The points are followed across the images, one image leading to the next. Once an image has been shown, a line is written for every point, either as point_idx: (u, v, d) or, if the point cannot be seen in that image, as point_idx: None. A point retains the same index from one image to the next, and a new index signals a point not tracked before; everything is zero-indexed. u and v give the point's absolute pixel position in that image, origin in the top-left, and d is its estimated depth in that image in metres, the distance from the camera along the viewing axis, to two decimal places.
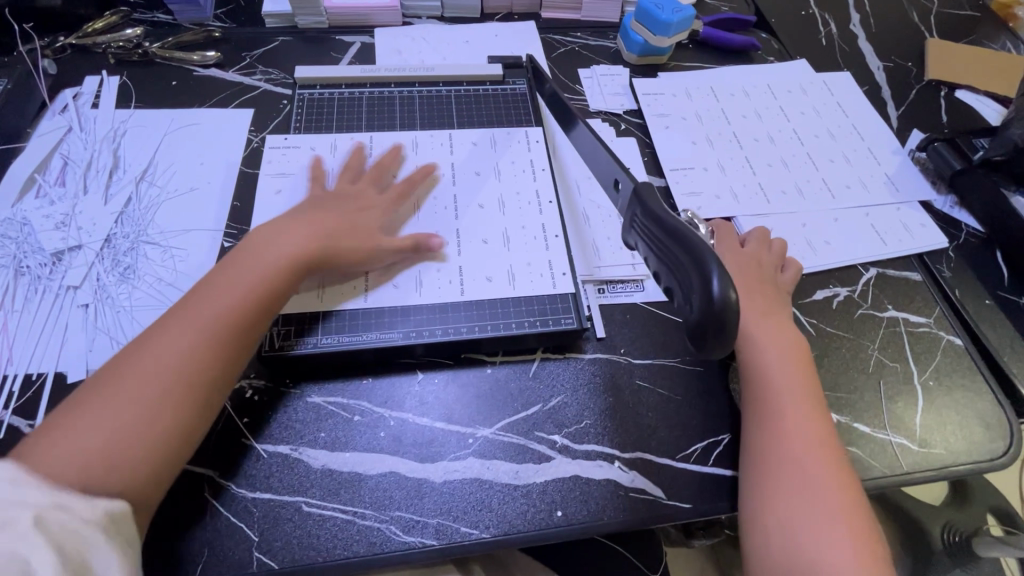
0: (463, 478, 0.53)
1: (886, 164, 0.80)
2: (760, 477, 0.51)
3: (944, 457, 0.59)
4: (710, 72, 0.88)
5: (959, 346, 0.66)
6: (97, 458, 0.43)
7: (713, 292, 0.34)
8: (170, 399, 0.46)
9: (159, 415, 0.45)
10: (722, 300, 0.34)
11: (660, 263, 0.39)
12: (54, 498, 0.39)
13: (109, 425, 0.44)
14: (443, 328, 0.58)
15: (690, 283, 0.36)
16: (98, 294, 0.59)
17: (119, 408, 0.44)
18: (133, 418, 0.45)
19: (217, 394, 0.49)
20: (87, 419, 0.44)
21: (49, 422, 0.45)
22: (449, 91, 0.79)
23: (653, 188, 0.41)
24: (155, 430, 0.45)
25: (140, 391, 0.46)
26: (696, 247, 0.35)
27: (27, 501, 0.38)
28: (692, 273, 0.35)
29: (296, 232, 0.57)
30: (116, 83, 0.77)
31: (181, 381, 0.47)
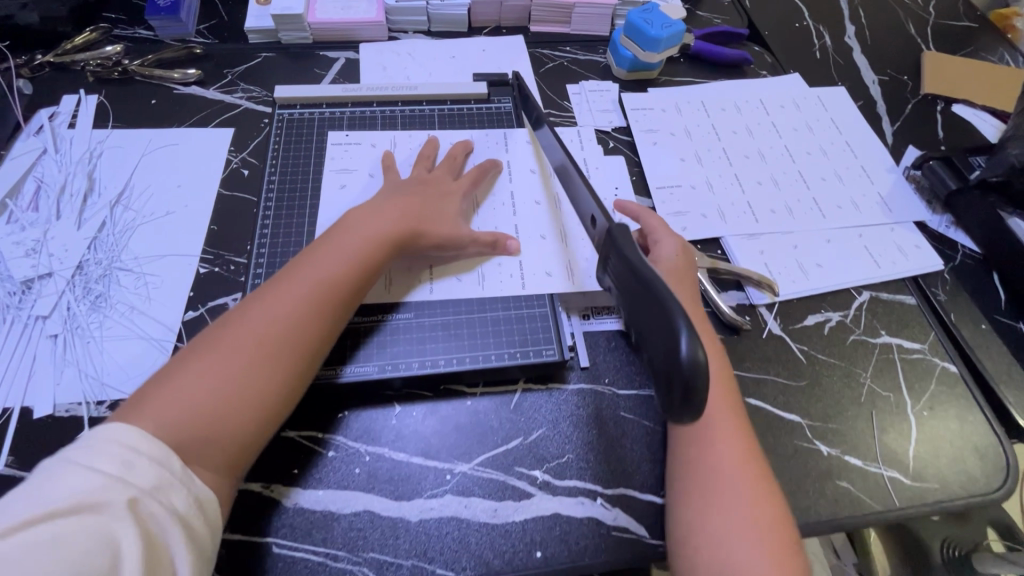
0: (440, 517, 0.51)
1: (879, 183, 0.78)
2: (689, 494, 0.50)
3: (939, 491, 0.57)
4: (701, 87, 0.87)
5: (955, 373, 0.64)
6: (203, 424, 0.45)
7: (681, 353, 0.33)
8: (271, 365, 0.49)
9: (261, 387, 0.48)
10: (690, 362, 0.32)
11: (640, 318, 0.38)
12: (154, 484, 0.40)
13: (216, 392, 0.46)
14: (420, 361, 0.57)
15: (660, 344, 0.34)
16: (67, 324, 0.58)
17: (227, 368, 0.47)
18: (237, 388, 0.47)
19: (310, 368, 0.51)
20: (198, 374, 0.46)
21: (155, 383, 0.46)
22: (432, 110, 0.77)
23: (630, 236, 0.42)
24: (255, 394, 0.47)
25: (246, 353, 0.48)
26: (668, 306, 0.35)
27: (132, 482, 0.39)
28: (661, 334, 0.34)
29: (386, 215, 0.60)
30: (94, 103, 0.75)
31: (283, 348, 0.50)
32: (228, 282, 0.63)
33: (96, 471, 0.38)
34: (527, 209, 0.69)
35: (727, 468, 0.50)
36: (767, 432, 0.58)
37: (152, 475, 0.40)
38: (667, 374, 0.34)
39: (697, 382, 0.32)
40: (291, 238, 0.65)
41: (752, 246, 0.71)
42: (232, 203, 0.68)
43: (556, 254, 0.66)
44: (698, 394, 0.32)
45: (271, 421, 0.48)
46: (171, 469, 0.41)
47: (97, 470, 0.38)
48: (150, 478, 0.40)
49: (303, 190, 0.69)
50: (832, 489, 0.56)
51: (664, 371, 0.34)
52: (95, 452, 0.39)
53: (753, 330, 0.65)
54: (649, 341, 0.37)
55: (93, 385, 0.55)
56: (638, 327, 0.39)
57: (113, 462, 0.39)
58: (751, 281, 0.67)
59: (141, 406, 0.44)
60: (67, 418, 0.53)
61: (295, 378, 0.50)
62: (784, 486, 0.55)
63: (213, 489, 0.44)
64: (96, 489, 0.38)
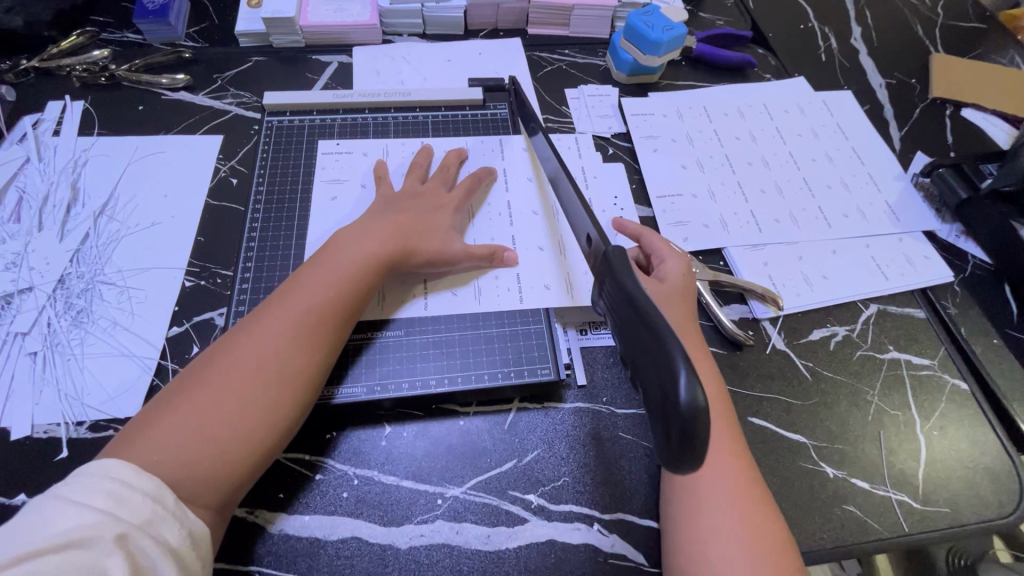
0: (430, 544, 0.49)
1: (887, 191, 0.76)
2: (682, 517, 0.48)
3: (949, 515, 0.55)
4: (702, 91, 0.85)
5: (965, 391, 0.62)
6: (195, 456, 0.43)
7: (678, 395, 0.31)
8: (265, 396, 0.47)
9: (255, 415, 0.46)
10: (689, 405, 0.31)
11: (636, 353, 0.37)
12: (146, 518, 0.38)
13: (210, 424, 0.45)
14: (410, 382, 0.56)
15: (658, 384, 0.33)
16: (47, 341, 0.56)
17: (219, 399, 0.46)
18: (230, 418, 0.45)
19: (306, 396, 0.50)
20: (189, 407, 0.45)
21: (147, 416, 0.45)
22: (426, 116, 0.75)
23: (627, 265, 0.41)
24: (248, 426, 0.46)
25: (239, 383, 0.47)
26: (664, 345, 0.33)
27: (123, 517, 0.38)
28: (659, 372, 0.33)
29: (377, 234, 0.58)
30: (79, 109, 0.74)
31: (277, 378, 0.48)
32: (213, 296, 0.61)
33: (86, 506, 0.37)
34: (524, 219, 0.67)
35: (718, 489, 0.48)
36: (771, 453, 0.56)
37: (144, 509, 0.39)
38: (663, 416, 0.32)
39: (696, 428, 0.31)
40: (280, 250, 0.63)
41: (755, 257, 0.69)
42: (220, 213, 0.66)
43: (554, 267, 0.64)
44: (696, 440, 0.31)
45: (266, 451, 0.47)
46: (164, 503, 0.40)
47: (86, 506, 0.37)
48: (142, 513, 0.38)
49: (293, 200, 0.67)
50: (838, 513, 0.54)
51: (661, 413, 0.33)
52: (85, 487, 0.38)
53: (757, 345, 0.63)
54: (645, 378, 0.35)
55: (72, 405, 0.53)
56: (634, 361, 0.37)
57: (103, 496, 0.38)
58: (754, 294, 0.65)
59: (133, 440, 0.43)
60: (45, 439, 0.51)
61: (290, 404, 0.48)
62: (788, 510, 0.53)
63: (206, 526, 0.43)
64: (85, 524, 0.36)
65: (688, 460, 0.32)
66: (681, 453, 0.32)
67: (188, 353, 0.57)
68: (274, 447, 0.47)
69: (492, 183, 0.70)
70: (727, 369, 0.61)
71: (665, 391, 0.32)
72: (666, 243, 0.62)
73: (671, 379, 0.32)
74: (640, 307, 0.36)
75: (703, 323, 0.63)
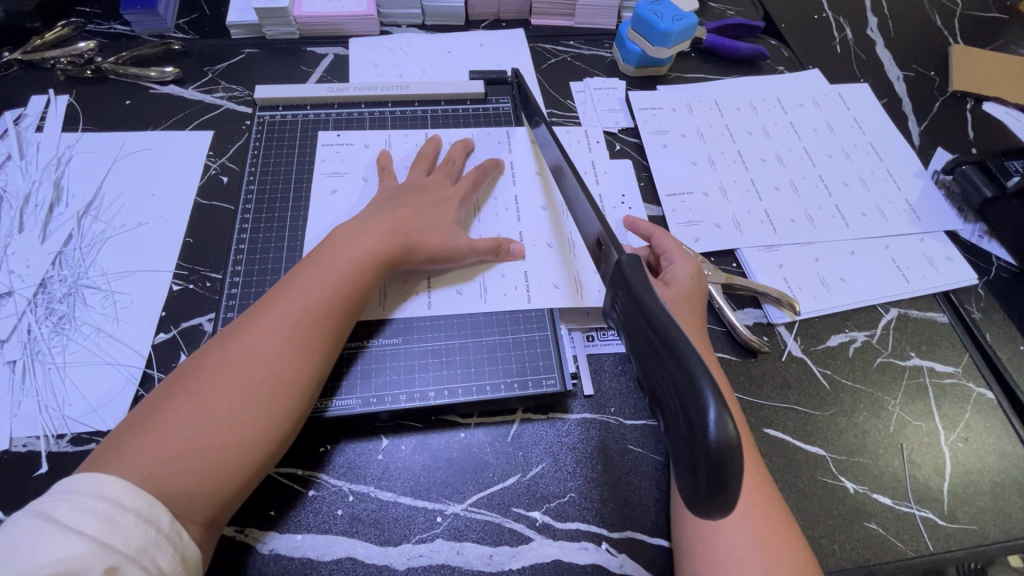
0: (430, 565, 0.47)
1: (907, 189, 0.73)
2: (696, 538, 0.45)
3: (976, 534, 0.52)
4: (714, 84, 0.81)
5: (991, 400, 0.59)
6: (186, 469, 0.40)
7: (709, 427, 0.29)
8: (260, 407, 0.44)
9: (250, 425, 0.43)
10: (719, 441, 0.28)
11: (654, 375, 0.34)
12: (139, 546, 0.36)
13: (201, 437, 0.42)
14: (408, 394, 0.53)
15: (684, 410, 0.30)
16: (27, 349, 0.54)
17: (211, 410, 0.43)
18: (223, 428, 0.42)
19: (304, 406, 0.47)
20: (179, 417, 0.42)
21: (134, 424, 0.42)
22: (425, 110, 0.72)
23: (643, 275, 0.38)
24: (243, 440, 0.43)
25: (232, 393, 0.44)
26: (692, 369, 0.31)
27: (115, 546, 0.35)
28: (683, 401, 0.30)
29: (375, 230, 0.55)
30: (64, 104, 0.70)
31: (274, 387, 0.45)
32: (202, 300, 0.58)
33: (76, 533, 0.35)
34: (531, 215, 0.64)
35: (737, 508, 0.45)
36: (788, 467, 0.53)
37: (138, 536, 0.36)
38: (689, 448, 0.30)
39: (728, 467, 0.28)
40: (272, 252, 0.60)
41: (770, 259, 0.65)
42: (209, 213, 0.63)
43: (560, 266, 0.61)
44: (728, 482, 0.29)
45: (262, 463, 0.44)
46: (157, 525, 0.37)
47: (76, 532, 0.35)
48: (135, 540, 0.36)
49: (285, 199, 0.64)
50: (860, 531, 0.51)
51: (686, 444, 0.30)
52: (76, 509, 0.36)
53: (772, 352, 0.60)
54: (667, 405, 0.33)
55: (53, 417, 0.50)
56: (653, 384, 0.35)
57: (94, 522, 0.36)
58: (769, 297, 0.62)
59: (120, 449, 0.40)
60: (24, 453, 0.49)
61: (287, 412, 0.45)
62: (806, 528, 0.51)
63: (198, 546, 0.40)
64: (75, 555, 0.34)
65: (719, 503, 0.29)
66: (710, 494, 0.29)
67: (175, 361, 0.54)
68: (271, 458, 0.45)
69: (499, 174, 0.67)
70: (741, 377, 0.58)
71: (691, 423, 0.30)
72: (678, 245, 0.59)
73: (699, 410, 0.29)
74: (659, 326, 0.34)
75: (715, 328, 0.60)
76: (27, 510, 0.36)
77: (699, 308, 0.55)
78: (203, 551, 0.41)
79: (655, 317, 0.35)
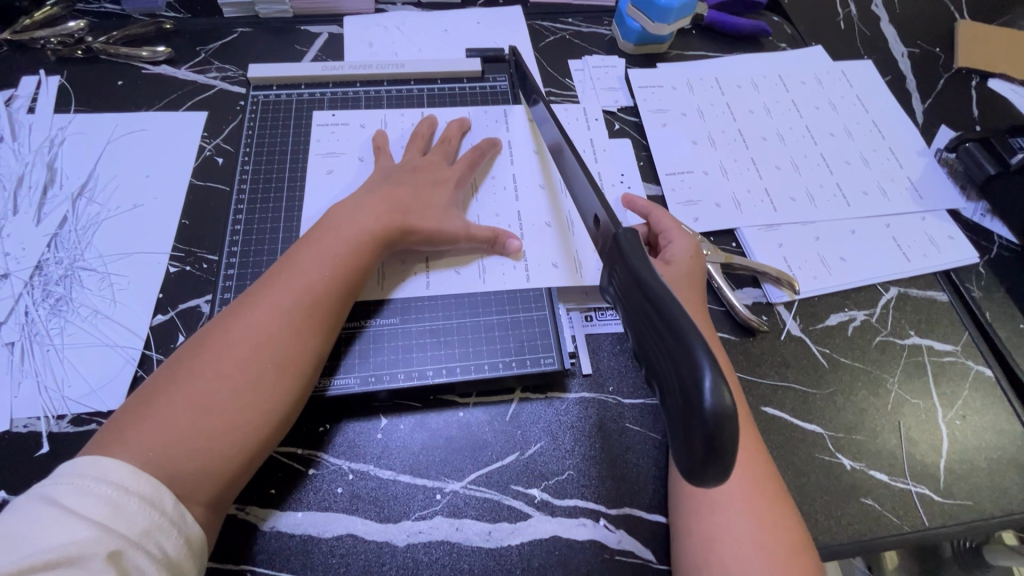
0: (429, 541, 0.47)
1: (909, 168, 0.72)
2: (692, 513, 0.45)
3: (971, 511, 0.52)
4: (715, 62, 0.80)
5: (989, 378, 0.59)
6: (188, 449, 0.40)
7: (705, 396, 0.29)
8: (260, 387, 0.44)
9: (250, 403, 0.43)
10: (715, 410, 0.28)
11: (651, 348, 0.34)
12: (143, 529, 0.36)
13: (203, 416, 0.42)
14: (406, 373, 0.53)
15: (679, 382, 0.30)
16: (25, 331, 0.54)
17: (211, 389, 0.43)
18: (224, 407, 0.43)
19: (305, 385, 0.47)
20: (179, 398, 0.42)
21: (136, 407, 0.42)
22: (421, 89, 0.71)
23: (641, 249, 0.38)
24: (243, 418, 0.43)
25: (232, 373, 0.44)
26: (688, 340, 0.30)
27: (118, 530, 0.35)
28: (679, 371, 0.30)
29: (372, 210, 0.55)
30: (55, 85, 0.69)
31: (273, 366, 0.45)
32: (199, 282, 0.58)
33: (79, 517, 0.35)
34: (529, 194, 0.64)
35: (734, 484, 0.45)
36: (786, 444, 0.53)
37: (141, 519, 0.36)
38: (686, 420, 0.30)
39: (724, 436, 0.28)
40: (268, 233, 0.60)
41: (770, 238, 0.65)
42: (204, 194, 0.63)
43: (557, 245, 0.60)
44: (724, 451, 0.29)
45: (264, 441, 0.44)
46: (160, 508, 0.38)
47: (77, 517, 0.35)
48: (138, 523, 0.36)
49: (281, 180, 0.63)
50: (857, 507, 0.51)
51: (682, 416, 0.30)
52: (78, 493, 0.36)
53: (771, 331, 0.60)
54: (663, 376, 0.33)
55: (52, 397, 0.51)
56: (649, 357, 0.35)
57: (97, 505, 0.36)
58: (768, 277, 0.61)
59: (122, 431, 0.40)
60: (24, 434, 0.49)
61: (288, 391, 0.45)
62: (803, 505, 0.51)
63: (201, 526, 0.41)
64: (78, 540, 0.34)
65: (715, 473, 0.30)
66: (707, 464, 0.29)
67: (174, 342, 0.54)
68: (273, 436, 0.45)
69: (497, 153, 0.66)
70: (739, 356, 0.58)
71: (687, 392, 0.30)
72: (676, 222, 0.58)
73: (694, 379, 0.29)
74: (656, 298, 0.34)
75: (714, 307, 0.60)
76: (31, 494, 0.36)
77: (697, 286, 0.54)
78: (208, 531, 0.42)
79: (653, 288, 0.34)
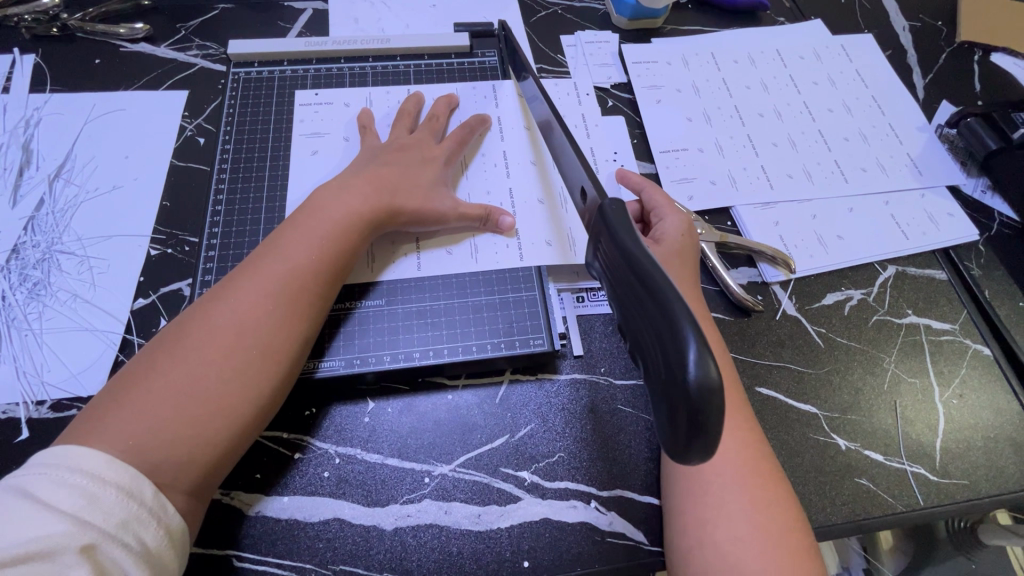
0: (418, 525, 0.46)
1: (909, 143, 0.70)
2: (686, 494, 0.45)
3: (968, 490, 0.52)
4: (711, 36, 0.78)
5: (987, 356, 0.58)
6: (167, 433, 0.39)
7: (690, 371, 0.28)
8: (243, 371, 0.43)
9: (233, 386, 0.42)
10: (700, 384, 0.27)
11: (636, 324, 0.33)
12: (121, 521, 0.35)
13: (183, 402, 0.41)
14: (393, 355, 0.52)
15: (664, 359, 0.29)
16: (2, 316, 0.52)
17: (191, 374, 0.42)
18: (205, 392, 0.41)
19: (290, 369, 0.46)
20: (158, 383, 0.41)
21: (115, 393, 0.41)
22: (407, 65, 0.69)
23: (630, 222, 0.37)
24: (225, 403, 0.42)
25: (212, 358, 0.43)
26: (674, 315, 0.29)
27: (94, 523, 0.34)
28: (664, 346, 0.29)
29: (358, 189, 0.53)
30: (30, 63, 0.67)
31: (256, 349, 0.44)
32: (181, 265, 0.56)
33: (53, 509, 0.34)
34: (521, 171, 0.62)
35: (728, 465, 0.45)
36: (780, 424, 0.53)
37: (119, 511, 0.35)
38: (670, 397, 0.29)
39: (709, 411, 0.28)
40: (250, 215, 0.58)
41: (766, 216, 0.64)
42: (186, 175, 0.61)
43: (549, 223, 0.59)
44: (709, 427, 0.28)
45: (248, 424, 0.43)
46: (139, 498, 0.37)
47: (51, 509, 0.34)
48: (116, 515, 0.35)
49: (263, 159, 0.61)
50: (851, 487, 0.51)
51: (667, 394, 0.29)
52: (53, 484, 0.35)
53: (766, 311, 0.58)
54: (647, 352, 0.32)
55: (32, 382, 0.50)
56: (634, 332, 0.34)
57: (72, 496, 0.35)
58: (764, 256, 0.60)
59: (100, 418, 0.39)
60: (3, 419, 0.48)
61: (272, 376, 0.44)
62: (797, 485, 0.50)
63: (183, 514, 0.40)
64: (51, 534, 0.33)
65: (700, 450, 0.29)
66: (691, 440, 0.28)
67: (155, 326, 0.53)
68: (257, 420, 0.44)
69: (486, 131, 0.64)
70: (734, 336, 0.57)
71: (671, 367, 0.29)
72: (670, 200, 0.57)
73: (678, 353, 0.28)
74: (643, 273, 0.32)
75: (708, 287, 0.59)
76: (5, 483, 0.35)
77: (690, 264, 0.53)
78: (191, 519, 0.41)
79: (638, 259, 0.33)
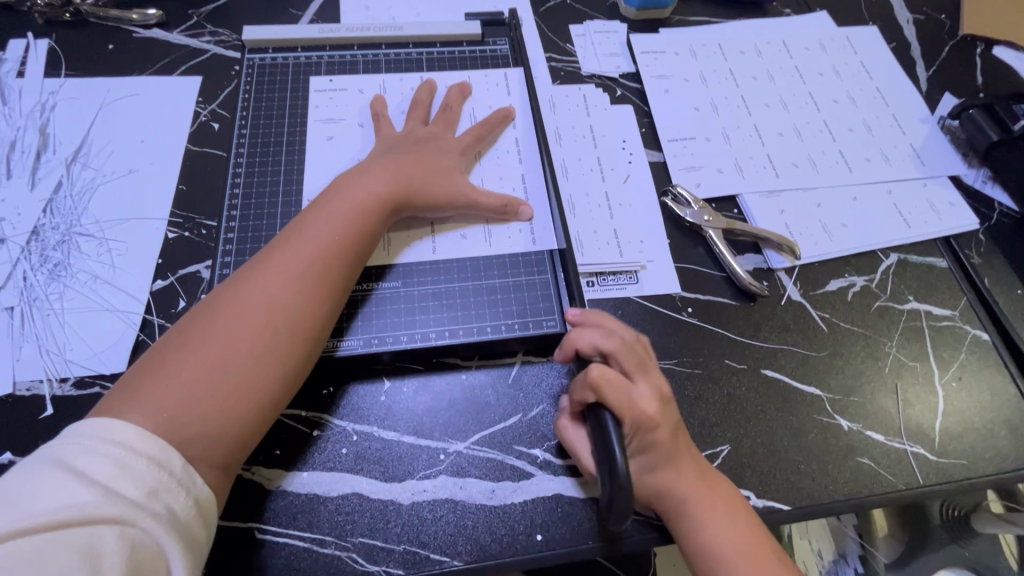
0: (434, 500, 0.48)
1: (912, 134, 0.72)
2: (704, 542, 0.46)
3: (965, 469, 0.54)
4: (718, 27, 0.78)
5: (986, 342, 0.60)
6: (199, 412, 0.41)
7: (617, 468, 0.40)
8: (272, 353, 0.44)
9: (263, 365, 0.44)
10: (624, 475, 0.40)
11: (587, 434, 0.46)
12: (150, 490, 0.36)
13: (214, 381, 0.42)
14: (409, 335, 0.53)
15: (603, 458, 0.42)
16: (23, 296, 0.53)
17: (222, 354, 0.43)
18: (236, 373, 0.43)
19: (316, 351, 0.47)
20: (190, 362, 0.42)
21: (146, 371, 0.42)
22: (419, 53, 0.70)
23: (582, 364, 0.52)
24: (255, 383, 0.43)
25: (242, 338, 0.44)
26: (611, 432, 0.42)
27: (124, 493, 0.35)
28: (604, 450, 0.42)
29: (376, 175, 0.54)
30: (44, 48, 0.68)
31: (284, 331, 0.45)
32: (198, 248, 0.57)
33: (86, 479, 0.35)
34: (533, 158, 0.63)
35: None
36: (786, 405, 0.54)
37: (149, 480, 0.36)
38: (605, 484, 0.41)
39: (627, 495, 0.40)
40: (267, 199, 0.59)
41: (773, 204, 0.65)
42: (201, 160, 0.62)
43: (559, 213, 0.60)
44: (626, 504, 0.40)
45: (275, 403, 0.45)
46: (169, 469, 0.38)
47: (83, 479, 0.35)
48: (146, 484, 0.36)
49: (279, 145, 0.62)
50: (853, 467, 0.52)
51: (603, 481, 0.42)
52: (87, 454, 0.36)
53: (771, 296, 0.60)
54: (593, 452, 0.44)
55: (55, 360, 0.51)
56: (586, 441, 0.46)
57: (105, 466, 0.36)
58: (769, 243, 0.62)
59: (132, 393, 0.40)
60: (27, 397, 0.49)
61: (299, 357, 0.46)
62: (801, 464, 0.52)
63: (212, 488, 0.41)
64: (81, 503, 0.34)
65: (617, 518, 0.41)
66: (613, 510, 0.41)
67: (175, 307, 0.54)
68: (283, 397, 0.45)
69: (509, 124, 0.65)
70: (740, 321, 0.58)
71: (607, 463, 0.41)
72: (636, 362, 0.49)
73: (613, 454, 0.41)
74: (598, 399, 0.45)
75: (715, 273, 0.60)
76: (39, 455, 0.36)
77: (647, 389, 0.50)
78: (219, 493, 0.42)
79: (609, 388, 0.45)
